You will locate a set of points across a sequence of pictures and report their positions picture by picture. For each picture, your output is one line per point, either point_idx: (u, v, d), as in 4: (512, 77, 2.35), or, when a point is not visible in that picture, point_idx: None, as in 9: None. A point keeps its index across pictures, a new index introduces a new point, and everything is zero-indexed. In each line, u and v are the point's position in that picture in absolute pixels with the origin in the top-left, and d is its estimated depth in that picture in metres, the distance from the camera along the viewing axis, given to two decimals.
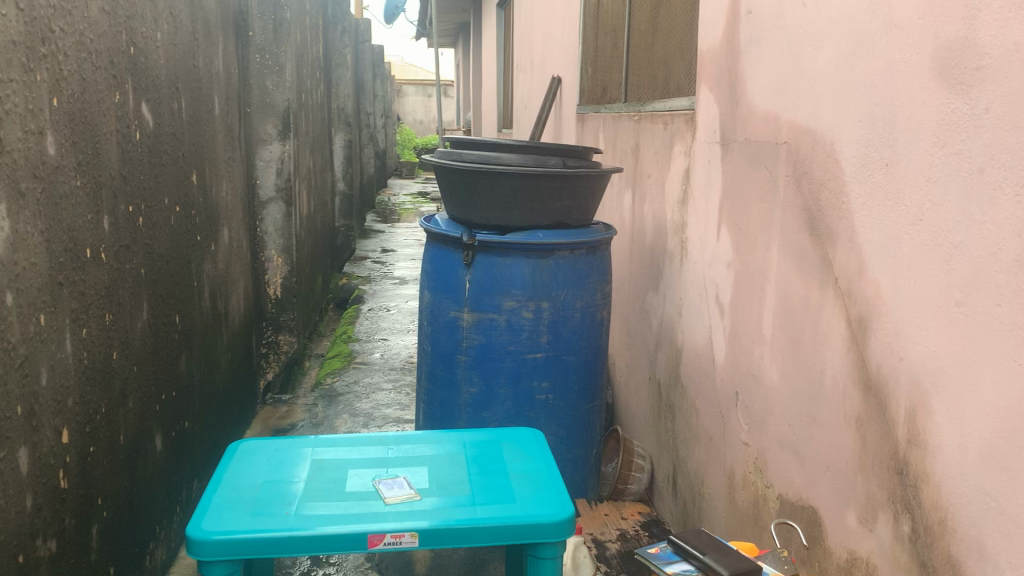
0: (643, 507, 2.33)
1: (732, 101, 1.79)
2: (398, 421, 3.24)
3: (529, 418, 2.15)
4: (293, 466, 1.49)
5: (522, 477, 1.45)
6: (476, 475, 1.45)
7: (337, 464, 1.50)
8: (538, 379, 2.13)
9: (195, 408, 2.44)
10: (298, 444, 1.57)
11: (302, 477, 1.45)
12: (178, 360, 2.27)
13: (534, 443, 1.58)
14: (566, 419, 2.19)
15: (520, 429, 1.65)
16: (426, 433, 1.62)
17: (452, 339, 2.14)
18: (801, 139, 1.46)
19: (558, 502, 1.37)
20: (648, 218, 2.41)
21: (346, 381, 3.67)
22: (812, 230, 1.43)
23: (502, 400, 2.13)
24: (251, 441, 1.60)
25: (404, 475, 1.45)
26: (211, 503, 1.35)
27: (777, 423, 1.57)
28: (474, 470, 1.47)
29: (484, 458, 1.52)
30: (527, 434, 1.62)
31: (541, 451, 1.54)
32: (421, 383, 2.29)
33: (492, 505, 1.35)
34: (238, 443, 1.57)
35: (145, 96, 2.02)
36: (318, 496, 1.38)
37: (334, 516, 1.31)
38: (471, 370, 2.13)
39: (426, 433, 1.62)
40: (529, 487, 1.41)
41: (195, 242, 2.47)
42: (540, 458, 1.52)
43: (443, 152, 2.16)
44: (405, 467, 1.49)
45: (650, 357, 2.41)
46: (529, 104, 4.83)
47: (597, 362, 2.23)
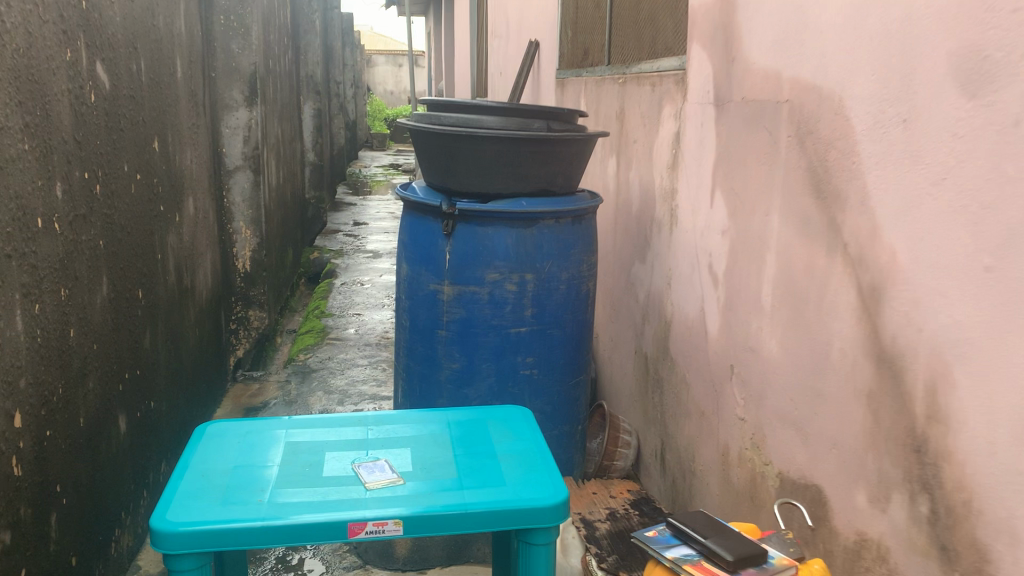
0: (631, 484, 2.26)
1: (727, 59, 1.70)
2: (375, 398, 3.14)
3: (513, 395, 2.07)
4: (267, 449, 1.39)
5: (511, 457, 1.36)
6: (463, 457, 1.36)
7: (314, 447, 1.40)
8: (522, 354, 2.04)
9: (161, 388, 2.32)
10: (272, 424, 1.47)
11: (277, 461, 1.35)
12: (142, 339, 2.15)
13: (523, 422, 1.49)
14: (552, 395, 2.10)
15: (508, 406, 1.56)
16: (407, 412, 1.53)
17: (432, 314, 2.05)
18: (805, 97, 1.38)
19: (551, 484, 1.28)
20: (635, 186, 2.32)
21: (319, 357, 3.57)
22: (817, 193, 1.35)
23: (484, 376, 2.05)
24: (221, 421, 1.50)
25: (385, 457, 1.36)
26: (178, 491, 1.25)
27: (777, 397, 1.50)
28: (460, 451, 1.38)
29: (470, 439, 1.43)
30: (516, 412, 1.53)
31: (531, 430, 1.46)
32: (399, 359, 2.19)
33: (480, 489, 1.26)
34: (206, 425, 1.46)
35: (99, 55, 1.88)
36: (294, 481, 1.29)
37: (311, 504, 1.22)
38: (452, 345, 2.04)
39: (408, 412, 1.53)
40: (519, 469, 1.33)
41: (158, 213, 2.34)
42: (529, 437, 1.43)
43: (420, 115, 2.05)
44: (386, 448, 1.39)
45: (637, 330, 2.33)
46: (505, 71, 4.71)
47: (583, 336, 2.14)
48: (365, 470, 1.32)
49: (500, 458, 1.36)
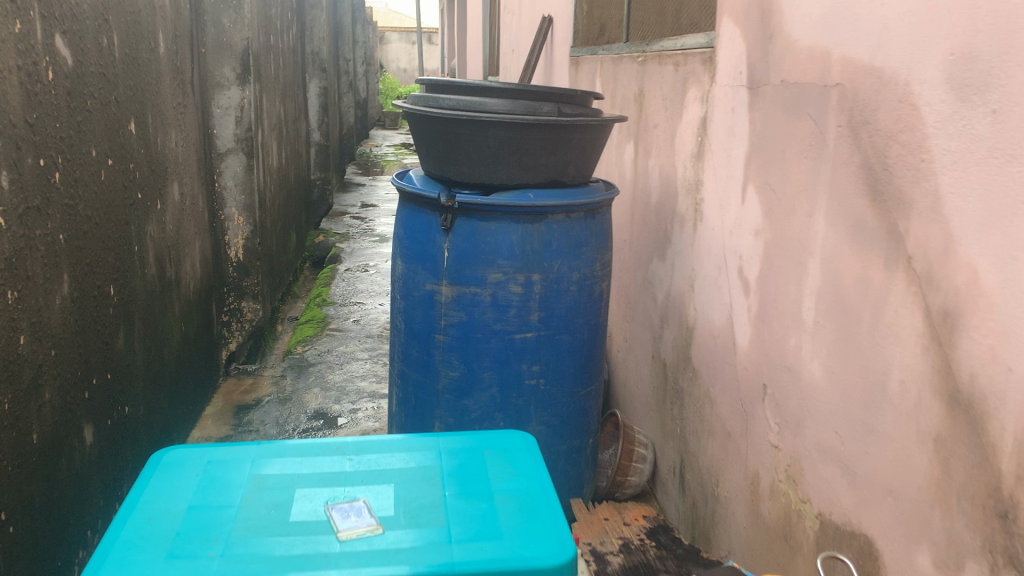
0: (648, 509, 2.04)
1: (764, 36, 1.49)
2: (374, 396, 2.96)
3: (518, 406, 1.86)
4: (228, 485, 1.20)
5: (512, 501, 1.17)
6: (455, 500, 1.17)
7: (283, 482, 1.21)
8: (529, 362, 1.84)
9: (138, 390, 2.14)
10: (239, 451, 1.28)
11: (238, 501, 1.17)
12: (114, 339, 1.97)
13: (525, 454, 1.30)
14: (560, 407, 1.90)
15: (509, 432, 1.36)
16: (393, 438, 1.34)
17: (429, 317, 1.85)
18: (860, 80, 1.17)
19: (555, 539, 1.09)
20: (655, 175, 2.12)
21: (318, 350, 3.39)
22: (873, 195, 1.14)
23: (486, 387, 1.85)
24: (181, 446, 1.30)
25: (363, 496, 1.18)
26: (117, 541, 1.07)
27: (818, 428, 1.31)
28: (451, 491, 1.19)
29: (463, 474, 1.24)
30: (517, 441, 1.34)
31: (535, 466, 1.27)
32: (393, 365, 2.00)
33: (472, 542, 1.07)
34: (163, 451, 1.28)
35: (60, 28, 1.69)
36: (255, 529, 1.10)
37: (271, 561, 1.03)
38: (451, 352, 1.85)
39: (394, 438, 1.34)
40: (518, 516, 1.13)
41: (136, 202, 2.15)
42: (532, 475, 1.24)
43: (417, 97, 1.84)
44: (365, 484, 1.20)
45: (654, 333, 2.13)
46: (516, 48, 4.50)
47: (596, 341, 1.94)
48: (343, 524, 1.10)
49: (499, 503, 1.17)
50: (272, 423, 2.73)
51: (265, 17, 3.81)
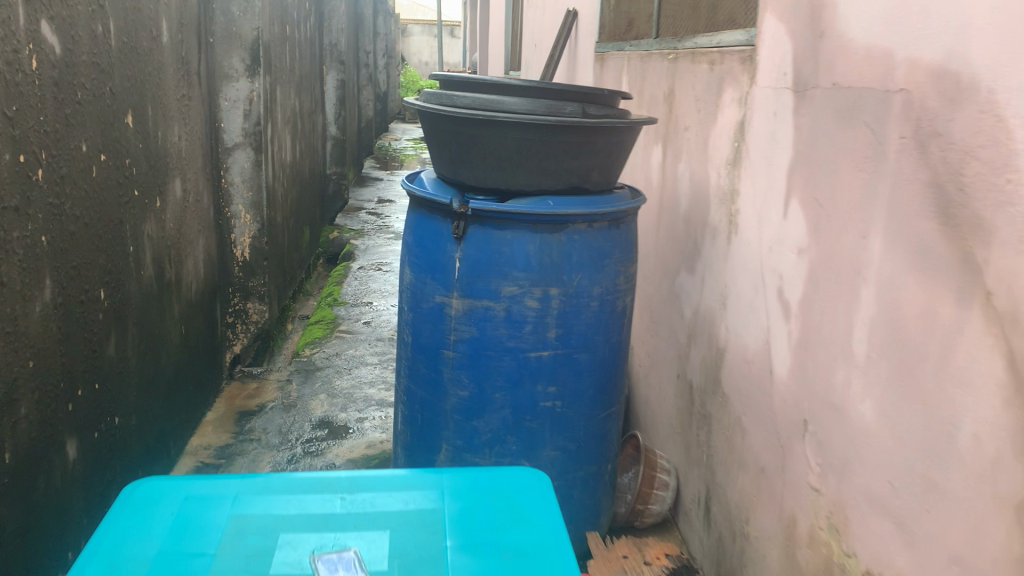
0: (671, 547, 1.92)
1: (813, 34, 1.34)
2: (381, 404, 2.83)
3: (532, 430, 1.73)
4: (206, 527, 1.08)
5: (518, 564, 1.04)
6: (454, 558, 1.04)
7: (266, 526, 1.08)
8: (544, 383, 1.70)
9: (131, 399, 2.03)
10: (218, 486, 1.15)
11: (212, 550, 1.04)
12: (104, 346, 1.85)
13: (537, 501, 1.16)
14: (578, 431, 1.76)
15: (521, 470, 1.22)
16: (392, 473, 1.20)
17: (438, 331, 1.72)
18: (929, 86, 1.02)
19: None
20: (684, 182, 1.97)
21: (326, 353, 3.27)
22: (942, 218, 1.00)
23: (498, 408, 1.71)
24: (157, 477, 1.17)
25: (355, 545, 1.04)
26: None
27: (868, 475, 1.16)
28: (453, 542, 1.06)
29: (468, 520, 1.11)
30: (529, 483, 1.20)
31: (547, 518, 1.13)
32: (400, 380, 1.87)
33: None
34: (136, 483, 1.15)
35: (46, 13, 1.56)
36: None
37: None
38: (460, 370, 1.71)
39: (392, 474, 1.20)
40: None
41: (132, 200, 2.03)
42: (543, 530, 1.10)
43: (430, 94, 1.71)
44: (358, 530, 1.07)
45: (680, 351, 1.99)
46: (539, 43, 4.36)
47: (617, 360, 1.80)
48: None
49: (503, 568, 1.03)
50: (275, 432, 2.61)
51: (280, 7, 3.69)
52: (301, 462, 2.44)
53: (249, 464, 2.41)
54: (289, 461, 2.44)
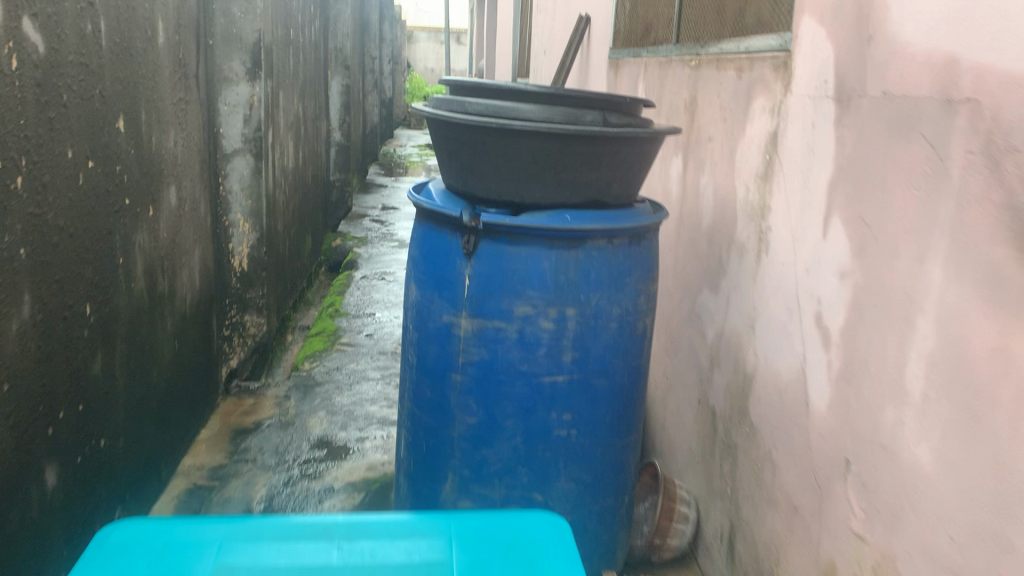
0: None
1: (859, 38, 1.23)
2: (383, 423, 2.71)
3: (545, 461, 1.61)
4: None
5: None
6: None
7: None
8: (559, 411, 1.58)
9: (118, 420, 1.91)
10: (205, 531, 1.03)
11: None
12: (89, 365, 1.74)
13: (557, 550, 1.04)
14: (594, 461, 1.65)
15: (536, 513, 1.11)
16: (396, 517, 1.09)
17: (445, 353, 1.61)
18: (1002, 95, 0.91)
19: None
20: (707, 196, 1.86)
21: (327, 367, 3.16)
22: (1018, 245, 0.88)
23: (509, 437, 1.60)
24: (135, 520, 1.05)
25: None
26: None
27: (922, 526, 1.05)
28: None
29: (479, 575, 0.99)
30: (547, 527, 1.08)
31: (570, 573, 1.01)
32: (403, 404, 1.75)
33: None
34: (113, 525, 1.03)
35: (29, 9, 1.45)
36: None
37: None
38: (468, 395, 1.60)
39: (397, 517, 1.09)
40: None
41: (123, 209, 1.92)
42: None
43: (440, 100, 1.60)
44: None
45: (702, 375, 1.88)
46: (549, 50, 4.26)
47: (636, 385, 1.68)
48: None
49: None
50: (271, 452, 2.49)
51: (283, 9, 3.59)
52: (298, 485, 2.32)
53: (243, 486, 2.30)
54: (286, 483, 2.32)
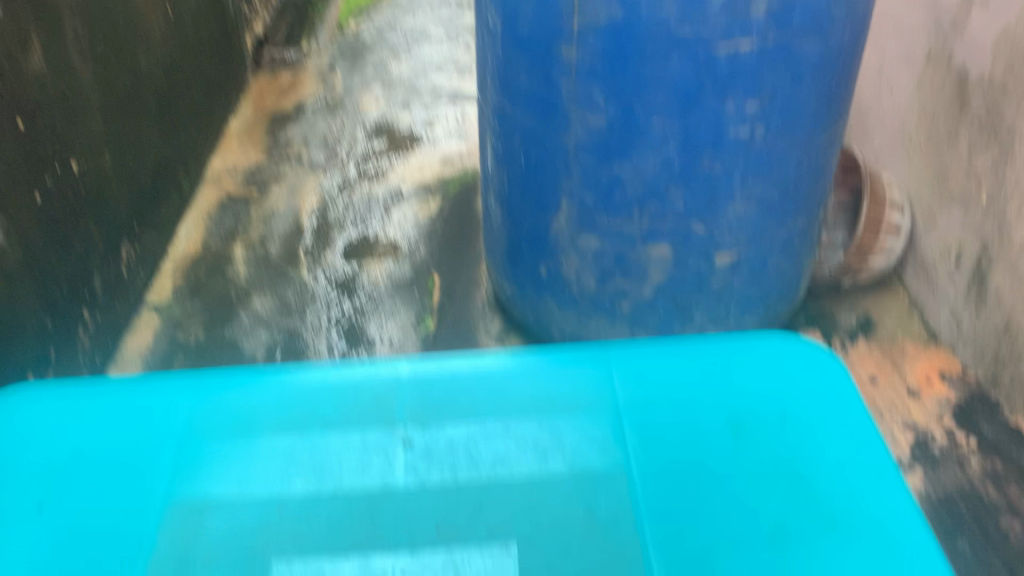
0: (901, 323, 1.30)
1: None
2: (454, 98, 2.11)
3: (713, 177, 1.05)
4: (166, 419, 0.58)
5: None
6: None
7: (255, 539, 0.52)
8: (741, 98, 0.98)
9: (97, 128, 1.37)
10: (161, 413, 0.58)
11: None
12: (23, 61, 1.16)
13: (824, 418, 0.57)
14: (785, 168, 1.07)
15: (773, 342, 0.62)
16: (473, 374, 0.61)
17: (547, 15, 0.95)
18: None
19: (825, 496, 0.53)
20: None
21: (377, 24, 2.50)
22: None
23: (657, 144, 1.02)
24: (62, 386, 0.61)
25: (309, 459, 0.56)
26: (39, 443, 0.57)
27: None
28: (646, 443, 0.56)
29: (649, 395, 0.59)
30: (800, 369, 0.60)
31: (883, 510, 0.51)
32: (487, 93, 1.16)
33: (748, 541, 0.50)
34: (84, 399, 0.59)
35: None
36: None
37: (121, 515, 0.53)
38: (589, 83, 0.98)
39: (512, 368, 0.61)
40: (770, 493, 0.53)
41: None
42: (873, 491, 0.53)
43: None
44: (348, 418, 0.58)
45: (944, 18, 1.20)
46: None
47: (860, 45, 1.04)
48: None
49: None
50: (319, 144, 1.93)
51: None
52: (358, 190, 1.76)
53: (288, 195, 1.75)
54: (341, 189, 1.76)
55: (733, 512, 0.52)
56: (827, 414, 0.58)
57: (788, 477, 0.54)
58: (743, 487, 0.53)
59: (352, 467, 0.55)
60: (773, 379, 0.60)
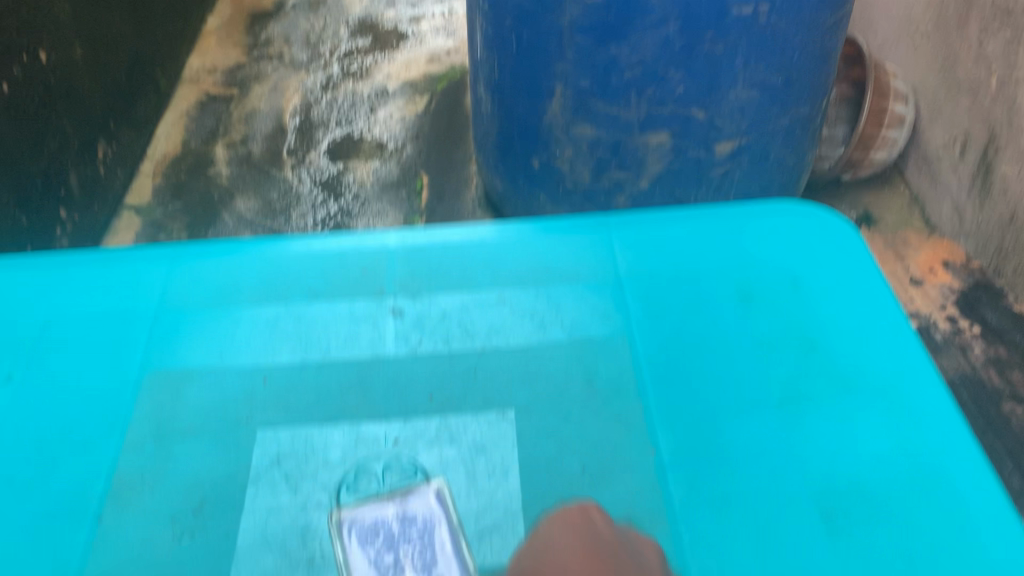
0: (902, 219, 1.25)
1: None
2: None
3: (714, 59, 0.95)
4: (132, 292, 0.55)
5: (852, 512, 0.44)
6: (717, 499, 0.45)
7: (239, 408, 0.49)
8: None
9: (66, 19, 1.29)
10: (136, 285, 0.55)
11: (111, 478, 0.46)
12: None
13: (837, 282, 0.54)
14: (791, 52, 0.97)
15: (791, 208, 0.59)
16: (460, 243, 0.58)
17: None
18: None
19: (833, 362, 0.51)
20: None
21: None
22: None
23: (653, 22, 0.92)
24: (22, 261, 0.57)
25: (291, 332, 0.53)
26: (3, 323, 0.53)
27: None
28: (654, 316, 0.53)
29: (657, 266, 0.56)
30: (814, 235, 0.57)
31: (899, 371, 0.50)
32: None
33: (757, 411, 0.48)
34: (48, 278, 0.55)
35: None
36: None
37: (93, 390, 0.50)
38: None
39: (508, 237, 0.58)
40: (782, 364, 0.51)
41: None
42: (890, 354, 0.50)
43: None
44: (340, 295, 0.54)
45: None
46: None
47: None
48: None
49: (803, 527, 0.43)
50: (301, 43, 1.85)
51: None
52: (342, 89, 1.69)
53: (270, 95, 1.69)
54: (325, 88, 1.69)
55: (742, 376, 0.50)
56: (851, 279, 0.55)
57: (801, 342, 0.52)
58: (752, 352, 0.51)
59: (340, 336, 0.52)
60: (788, 246, 0.57)
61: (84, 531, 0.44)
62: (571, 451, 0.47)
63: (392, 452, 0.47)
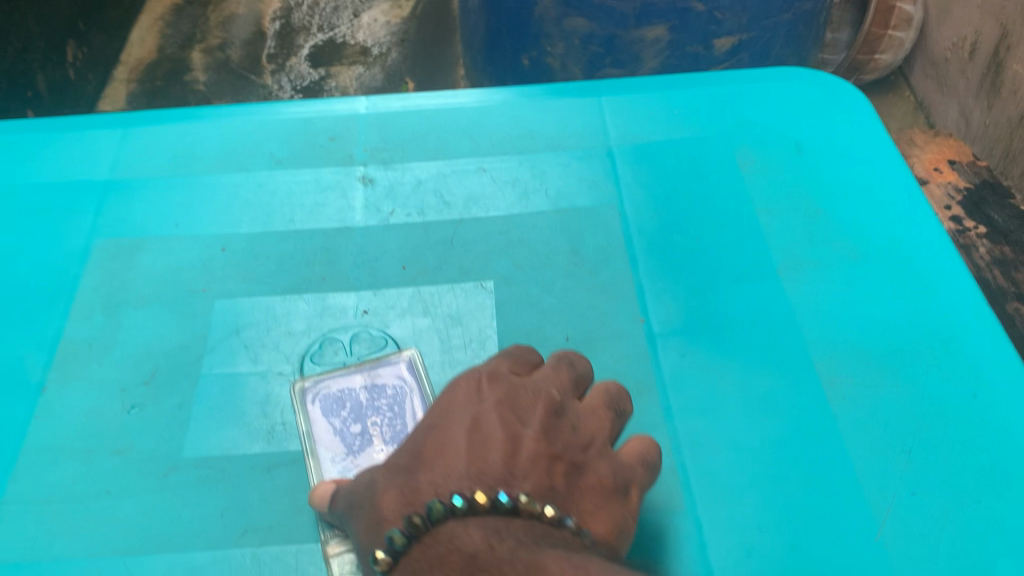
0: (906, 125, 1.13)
1: None
2: None
3: None
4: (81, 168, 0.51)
5: (853, 369, 0.42)
6: (713, 370, 0.42)
7: (196, 276, 0.46)
8: None
9: None
10: (80, 157, 0.51)
11: (56, 351, 0.43)
12: None
13: (840, 147, 0.51)
14: None
15: (792, 76, 0.56)
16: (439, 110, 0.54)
17: None
18: None
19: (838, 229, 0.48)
20: None
21: None
22: None
23: None
24: None
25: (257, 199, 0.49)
26: None
27: None
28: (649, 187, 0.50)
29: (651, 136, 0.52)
30: (816, 104, 0.54)
31: (908, 233, 0.47)
32: None
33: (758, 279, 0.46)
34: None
35: None
36: (109, 483, 0.38)
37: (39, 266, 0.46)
38: None
39: (490, 103, 0.54)
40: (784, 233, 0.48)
41: None
42: (897, 218, 0.48)
43: None
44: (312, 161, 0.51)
45: None
46: None
47: None
48: (341, 477, 0.38)
49: (804, 396, 0.41)
50: None
51: None
52: None
53: None
54: None
55: (740, 247, 0.47)
56: (856, 147, 0.52)
57: (805, 210, 0.49)
58: (752, 220, 0.48)
59: (305, 204, 0.49)
60: (790, 116, 0.54)
61: (26, 403, 0.41)
62: (555, 320, 0.44)
63: (360, 323, 0.44)
